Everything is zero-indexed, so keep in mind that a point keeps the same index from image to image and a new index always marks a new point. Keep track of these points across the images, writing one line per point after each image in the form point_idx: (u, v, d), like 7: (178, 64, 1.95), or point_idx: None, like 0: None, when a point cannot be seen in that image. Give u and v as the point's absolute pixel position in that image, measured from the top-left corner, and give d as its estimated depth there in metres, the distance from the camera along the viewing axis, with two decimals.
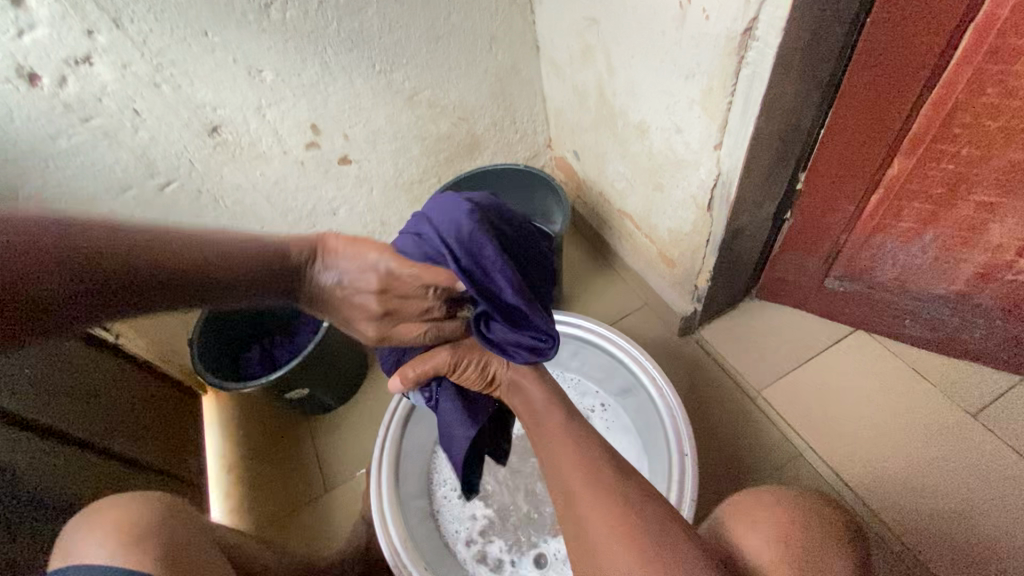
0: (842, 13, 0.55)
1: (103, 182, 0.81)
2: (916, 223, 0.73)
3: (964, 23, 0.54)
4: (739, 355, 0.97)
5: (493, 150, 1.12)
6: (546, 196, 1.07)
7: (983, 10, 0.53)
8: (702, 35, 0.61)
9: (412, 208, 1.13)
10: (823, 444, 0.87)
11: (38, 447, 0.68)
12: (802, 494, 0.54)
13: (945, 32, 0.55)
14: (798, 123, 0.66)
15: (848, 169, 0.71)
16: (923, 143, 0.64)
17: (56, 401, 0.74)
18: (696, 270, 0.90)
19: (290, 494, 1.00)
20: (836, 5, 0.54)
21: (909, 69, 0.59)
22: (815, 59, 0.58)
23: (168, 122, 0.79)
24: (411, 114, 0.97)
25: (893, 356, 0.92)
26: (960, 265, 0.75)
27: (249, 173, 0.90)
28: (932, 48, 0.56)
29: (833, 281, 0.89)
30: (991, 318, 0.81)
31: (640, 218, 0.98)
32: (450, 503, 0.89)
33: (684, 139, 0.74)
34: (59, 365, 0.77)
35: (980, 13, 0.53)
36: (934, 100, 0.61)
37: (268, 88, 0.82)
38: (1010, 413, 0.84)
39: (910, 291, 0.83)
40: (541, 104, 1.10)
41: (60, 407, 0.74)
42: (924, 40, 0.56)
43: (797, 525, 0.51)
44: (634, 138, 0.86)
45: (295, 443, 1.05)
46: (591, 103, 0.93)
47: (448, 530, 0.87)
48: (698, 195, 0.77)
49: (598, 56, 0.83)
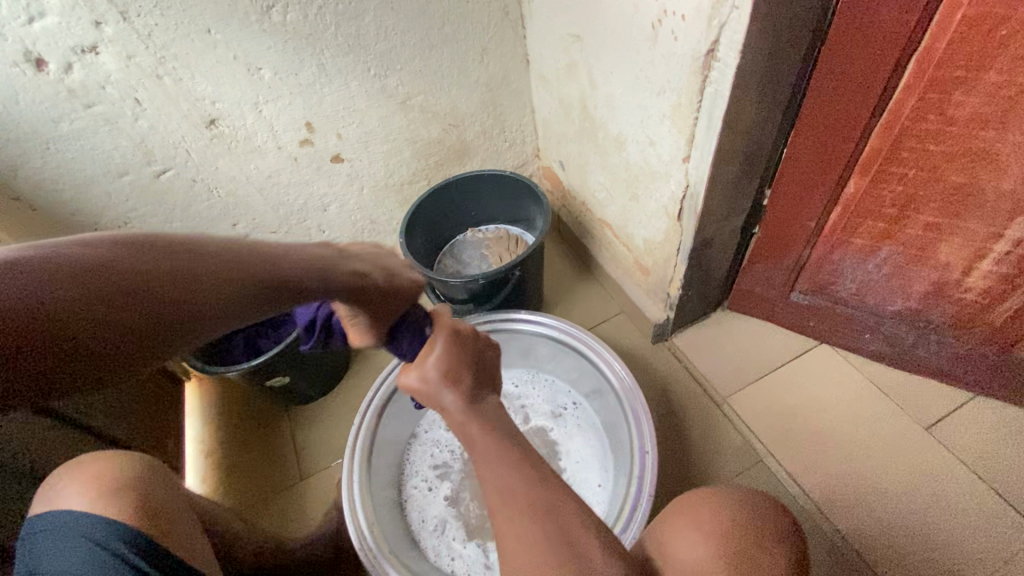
0: (796, 42, 0.59)
1: (101, 166, 0.84)
2: (871, 241, 0.77)
3: (907, 55, 0.59)
4: (707, 363, 1.00)
5: (482, 157, 1.17)
6: (531, 203, 1.12)
7: (922, 45, 0.58)
8: (671, 55, 0.65)
9: (401, 208, 1.17)
10: (782, 450, 0.90)
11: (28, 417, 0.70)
12: (746, 495, 0.56)
13: (890, 62, 0.59)
14: (760, 141, 0.70)
15: (808, 186, 0.75)
16: (875, 164, 0.69)
17: None
18: (668, 278, 0.94)
19: (263, 480, 1.02)
20: (789, 35, 0.58)
21: (860, 95, 0.63)
22: (772, 82, 0.63)
23: (167, 112, 0.83)
24: (403, 118, 1.01)
25: (854, 369, 0.96)
26: (912, 282, 0.80)
27: (243, 166, 0.94)
28: (879, 76, 0.61)
29: (798, 295, 0.93)
30: (944, 335, 0.85)
31: (618, 227, 1.02)
32: (419, 493, 0.92)
33: (657, 152, 0.78)
34: None
35: (919, 47, 0.58)
36: (882, 124, 0.65)
37: (266, 85, 0.86)
38: (959, 428, 0.88)
39: (868, 306, 0.87)
40: (530, 115, 1.14)
41: None
42: (871, 69, 0.61)
43: (735, 528, 0.53)
44: (613, 150, 0.90)
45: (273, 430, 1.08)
46: (575, 116, 0.97)
47: (417, 517, 0.90)
48: (668, 205, 0.81)
49: (581, 71, 0.88)
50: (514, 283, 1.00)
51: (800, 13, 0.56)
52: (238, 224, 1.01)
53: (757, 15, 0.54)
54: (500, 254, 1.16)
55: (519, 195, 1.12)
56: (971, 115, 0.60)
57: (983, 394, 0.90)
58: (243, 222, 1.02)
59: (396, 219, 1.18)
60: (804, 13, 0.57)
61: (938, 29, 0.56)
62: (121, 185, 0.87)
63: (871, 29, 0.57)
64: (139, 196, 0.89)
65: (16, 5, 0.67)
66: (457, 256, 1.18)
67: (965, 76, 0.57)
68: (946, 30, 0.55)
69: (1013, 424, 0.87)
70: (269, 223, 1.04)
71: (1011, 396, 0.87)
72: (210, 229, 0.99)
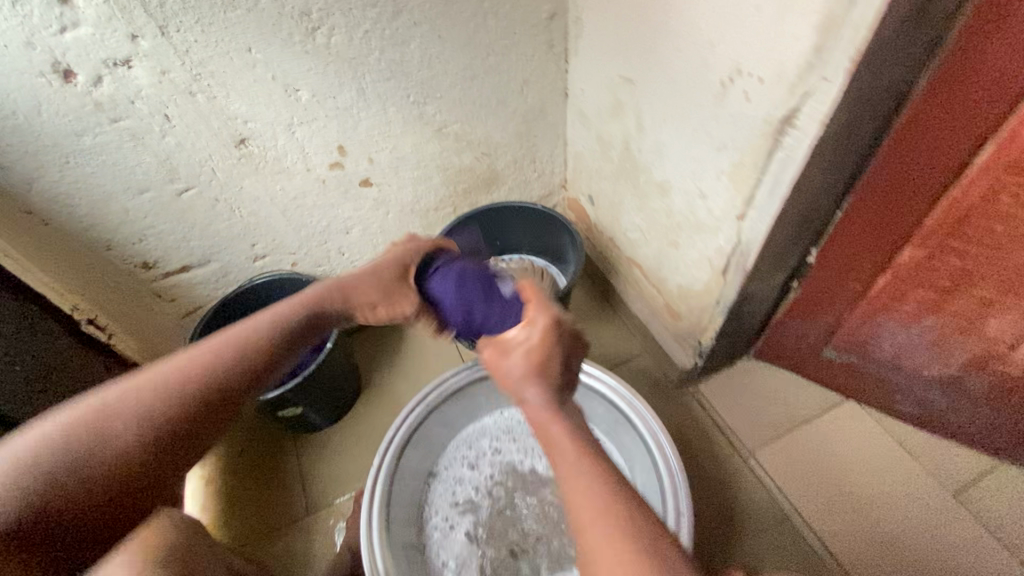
0: (875, 115, 0.58)
1: (122, 182, 0.79)
2: (918, 308, 0.76)
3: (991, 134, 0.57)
4: (734, 413, 0.99)
5: (510, 186, 1.14)
6: (559, 237, 1.09)
7: (1007, 127, 0.57)
8: (740, 115, 0.64)
9: (424, 234, 1.13)
10: (810, 509, 0.89)
11: None
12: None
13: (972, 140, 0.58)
14: (819, 205, 0.69)
15: (862, 250, 0.74)
16: (937, 236, 0.68)
17: None
18: (701, 327, 0.92)
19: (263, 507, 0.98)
20: (871, 109, 0.57)
21: (933, 167, 0.62)
22: (844, 151, 0.61)
23: (197, 130, 0.79)
24: (437, 145, 0.98)
25: (880, 427, 0.95)
26: (954, 351, 0.79)
27: (269, 186, 0.90)
28: (958, 152, 0.60)
29: (831, 351, 0.91)
30: (981, 404, 0.84)
31: (650, 269, 1.00)
32: (438, 536, 0.88)
33: (708, 205, 0.76)
34: None
35: (1007, 127, 0.57)
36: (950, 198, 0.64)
37: (302, 107, 0.82)
38: (987, 495, 0.88)
39: (904, 369, 0.86)
40: (562, 147, 1.12)
41: None
42: (950, 144, 0.59)
43: None
44: (654, 195, 0.88)
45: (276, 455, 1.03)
46: (614, 155, 0.95)
47: (436, 563, 0.86)
48: (714, 258, 0.80)
49: (628, 113, 0.86)
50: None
51: (886, 88, 0.55)
52: (257, 244, 0.97)
53: (847, 90, 0.52)
54: None
55: (548, 228, 1.10)
56: None
57: (1010, 462, 0.90)
58: (262, 243, 0.97)
59: None
60: (889, 88, 0.56)
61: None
62: (140, 201, 0.82)
63: (957, 110, 0.56)
64: (157, 214, 0.85)
65: (49, 14, 0.62)
66: None
67: None
68: None
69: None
70: (289, 243, 1.00)
71: None
72: (228, 249, 0.95)
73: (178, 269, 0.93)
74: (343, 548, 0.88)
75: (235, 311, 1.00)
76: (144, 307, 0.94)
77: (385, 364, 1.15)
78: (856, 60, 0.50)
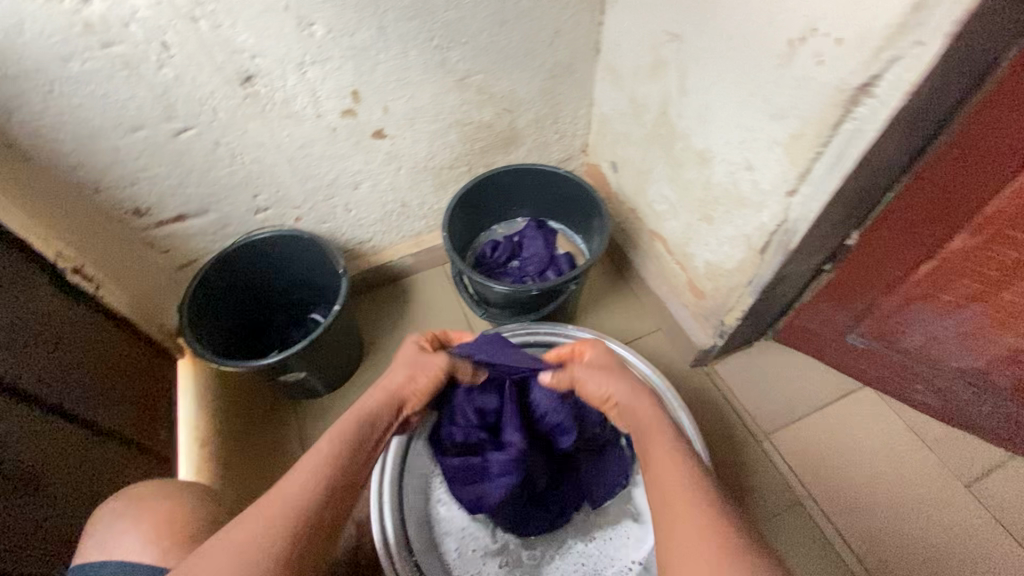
0: (926, 128, 0.58)
1: (112, 117, 0.71)
2: (959, 299, 0.72)
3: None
4: (755, 392, 0.95)
5: (529, 147, 1.07)
6: (578, 202, 0.99)
7: None
8: (807, 80, 0.58)
9: (435, 194, 1.06)
10: (822, 491, 0.87)
11: (10, 411, 0.60)
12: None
13: (1010, 168, 0.57)
14: (874, 186, 0.65)
15: (901, 244, 0.71)
16: (985, 233, 0.64)
17: (30, 361, 0.65)
18: (727, 307, 0.87)
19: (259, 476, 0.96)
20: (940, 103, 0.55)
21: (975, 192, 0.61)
22: (913, 131, 0.58)
23: (198, 63, 0.70)
24: (457, 96, 0.91)
25: (896, 416, 0.92)
26: (987, 346, 0.75)
27: (275, 132, 0.82)
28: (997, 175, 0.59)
29: (856, 337, 0.88)
30: (1001, 397, 0.80)
31: (674, 244, 0.94)
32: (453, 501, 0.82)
33: (754, 179, 0.71)
34: (37, 318, 0.69)
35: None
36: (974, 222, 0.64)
37: (315, 44, 0.74)
38: (999, 484, 0.86)
39: (930, 359, 0.82)
40: (587, 107, 1.04)
41: (34, 369, 0.66)
42: (986, 174, 0.59)
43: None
44: (690, 165, 0.82)
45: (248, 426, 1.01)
46: (648, 119, 0.88)
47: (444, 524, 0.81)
48: (752, 236, 0.75)
49: (669, 73, 0.79)
50: (546, 292, 0.90)
51: (978, 59, 0.50)
52: (259, 195, 0.90)
53: (941, 57, 0.48)
54: (534, 245, 1.02)
55: (567, 195, 1.00)
56: None
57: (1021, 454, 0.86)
58: (265, 194, 0.90)
59: (428, 204, 1.08)
60: (922, 128, 0.58)
61: None
62: (132, 140, 0.75)
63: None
64: (153, 154, 0.77)
65: None
66: (493, 246, 1.03)
67: None
68: None
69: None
70: (293, 196, 0.93)
71: None
72: (227, 198, 0.88)
73: (173, 218, 0.87)
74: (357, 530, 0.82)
75: (229, 270, 0.92)
76: (137, 258, 0.88)
77: (391, 345, 1.10)
78: (960, 23, 0.45)
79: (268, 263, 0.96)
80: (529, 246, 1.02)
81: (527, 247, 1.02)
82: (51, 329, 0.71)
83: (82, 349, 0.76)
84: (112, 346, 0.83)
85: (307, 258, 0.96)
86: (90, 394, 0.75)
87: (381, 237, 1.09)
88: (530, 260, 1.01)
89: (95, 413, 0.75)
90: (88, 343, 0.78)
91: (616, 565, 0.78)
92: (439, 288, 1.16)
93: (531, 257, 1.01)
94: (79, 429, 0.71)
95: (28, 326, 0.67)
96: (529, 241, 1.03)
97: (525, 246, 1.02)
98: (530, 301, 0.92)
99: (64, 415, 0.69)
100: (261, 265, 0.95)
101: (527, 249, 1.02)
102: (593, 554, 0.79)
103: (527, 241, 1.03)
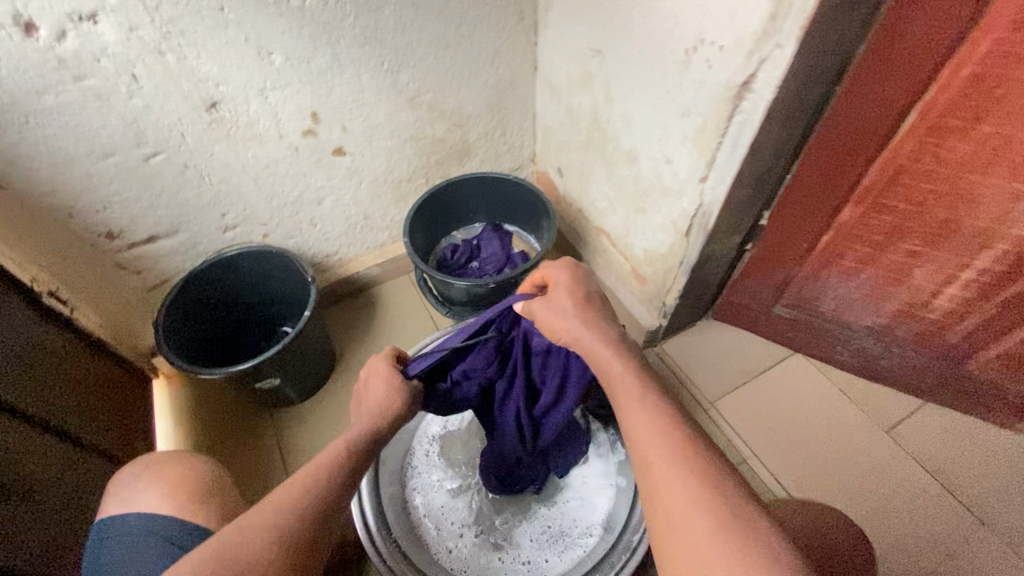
0: (804, 114, 0.69)
1: (85, 145, 0.76)
2: (856, 262, 0.84)
3: (890, 135, 0.69)
4: (699, 366, 1.05)
5: (481, 158, 1.16)
6: (527, 204, 1.08)
7: (906, 123, 0.67)
8: (702, 81, 0.69)
9: (396, 206, 1.14)
10: (765, 448, 0.95)
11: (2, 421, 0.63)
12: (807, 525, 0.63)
13: (875, 141, 0.69)
14: (771, 167, 0.76)
15: (803, 218, 0.82)
16: (867, 198, 0.76)
17: (15, 376, 0.68)
18: (666, 288, 0.97)
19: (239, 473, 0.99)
20: (810, 93, 0.66)
21: (853, 164, 0.73)
22: (793, 118, 0.69)
23: (166, 91, 0.77)
24: (410, 114, 0.99)
25: (825, 376, 1.03)
26: (886, 301, 0.87)
27: (241, 153, 0.88)
28: (866, 148, 0.70)
29: (781, 308, 0.99)
30: (906, 346, 0.91)
31: (617, 237, 1.04)
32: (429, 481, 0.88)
33: (673, 170, 0.81)
34: (19, 336, 0.72)
35: (894, 138, 0.69)
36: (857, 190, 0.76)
37: (275, 71, 0.81)
38: (917, 427, 0.96)
39: (844, 320, 0.94)
40: (531, 120, 1.15)
41: (19, 383, 0.69)
42: (858, 148, 0.71)
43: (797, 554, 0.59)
44: (621, 164, 0.93)
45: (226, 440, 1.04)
46: (583, 126, 0.99)
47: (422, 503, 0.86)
48: (678, 221, 0.85)
49: (596, 84, 0.90)
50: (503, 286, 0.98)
51: (831, 56, 0.62)
52: (227, 214, 0.95)
53: (797, 55, 0.59)
54: (490, 246, 1.10)
55: (517, 198, 1.09)
56: (959, 160, 0.66)
57: (931, 399, 0.97)
58: (233, 212, 0.96)
59: (390, 216, 1.15)
60: (801, 115, 0.69)
61: (920, 115, 0.65)
62: (104, 165, 0.80)
63: (904, 40, 0.59)
64: (125, 179, 0.82)
65: None
66: (453, 250, 1.11)
67: (936, 143, 0.66)
68: (926, 117, 0.65)
69: (978, 435, 0.95)
70: (260, 213, 0.98)
71: (962, 405, 0.96)
72: (196, 218, 0.93)
73: (144, 240, 0.91)
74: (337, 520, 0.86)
75: (201, 287, 0.96)
76: (109, 280, 0.92)
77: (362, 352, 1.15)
78: (805, 28, 0.56)
79: (239, 279, 1.00)
80: (486, 248, 1.10)
81: (485, 249, 1.10)
82: (31, 347, 0.74)
83: (58, 366, 0.78)
84: (85, 364, 0.86)
85: (276, 271, 1.02)
86: (69, 409, 0.77)
87: (346, 250, 1.15)
88: (488, 260, 1.09)
89: (73, 427, 0.77)
90: (63, 361, 0.80)
91: (579, 526, 0.83)
92: (405, 295, 1.22)
93: (489, 257, 1.09)
94: (60, 441, 0.73)
95: (12, 343, 0.70)
96: (486, 242, 1.11)
97: (483, 248, 1.10)
98: (489, 295, 1.00)
99: (46, 428, 0.71)
100: (232, 281, 1.00)
101: (485, 250, 1.10)
102: (557, 517, 0.84)
103: (484, 243, 1.11)
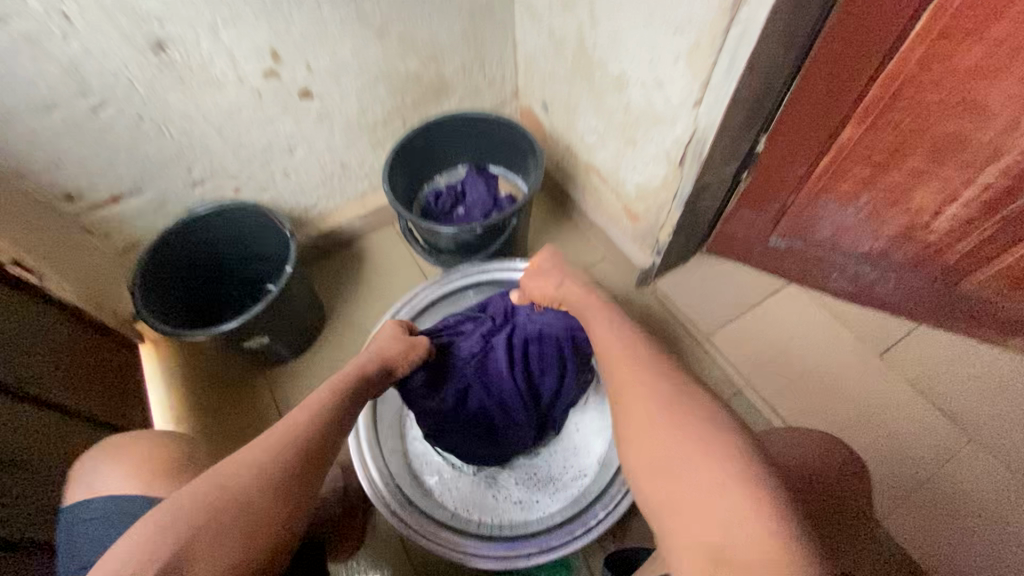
0: (807, 24, 0.64)
1: (23, 97, 0.70)
2: (855, 185, 0.81)
3: (898, 44, 0.63)
4: (694, 301, 1.03)
5: (460, 95, 1.09)
6: (512, 142, 1.02)
7: (914, 29, 0.62)
8: None
9: (374, 152, 1.08)
10: (759, 377, 0.96)
11: None
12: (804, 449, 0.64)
13: (881, 51, 0.64)
14: (770, 86, 0.71)
15: (801, 141, 0.78)
16: (870, 115, 0.71)
17: None
18: (659, 223, 0.93)
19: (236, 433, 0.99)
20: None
21: (856, 79, 0.68)
22: (794, 29, 0.63)
23: (104, 31, 0.69)
24: (380, 49, 0.92)
25: (820, 304, 1.02)
26: (885, 224, 0.84)
27: (199, 100, 0.82)
28: (871, 60, 0.66)
29: (776, 239, 0.96)
30: (902, 269, 0.90)
31: (607, 172, 0.99)
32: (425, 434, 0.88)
33: (664, 95, 0.76)
34: None
35: (901, 46, 0.64)
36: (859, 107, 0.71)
37: (224, 3, 0.73)
38: (909, 349, 0.97)
39: (841, 247, 0.92)
40: (511, 50, 1.07)
41: None
42: (862, 61, 0.66)
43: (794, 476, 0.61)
44: (610, 93, 0.87)
45: (221, 401, 1.03)
46: (568, 52, 0.91)
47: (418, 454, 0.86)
48: (671, 151, 0.81)
49: (580, 4, 0.82)
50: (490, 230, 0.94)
51: None
52: (193, 168, 0.90)
53: None
54: (476, 189, 1.05)
55: (501, 136, 1.03)
56: (971, 67, 0.62)
57: (923, 321, 0.98)
58: (199, 166, 0.90)
59: (368, 163, 1.09)
60: (804, 24, 0.63)
61: (932, 18, 0.60)
62: (48, 120, 0.73)
63: None
64: (74, 134, 0.76)
65: None
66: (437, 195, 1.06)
67: (946, 50, 0.62)
68: (939, 19, 0.60)
69: (968, 353, 0.96)
70: (229, 166, 0.93)
71: (954, 326, 0.96)
72: (160, 174, 0.87)
73: (108, 201, 0.86)
74: (340, 470, 0.87)
75: (175, 248, 0.92)
76: (76, 245, 0.87)
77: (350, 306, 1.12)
78: None
79: (214, 237, 0.96)
80: (471, 191, 1.06)
81: (470, 193, 1.06)
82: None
83: (30, 335, 0.75)
84: (61, 332, 0.82)
85: (252, 227, 0.97)
86: (49, 378, 0.75)
87: (326, 201, 1.10)
88: (474, 204, 1.05)
89: (55, 396, 0.75)
90: (36, 330, 0.77)
91: (573, 469, 0.85)
92: (391, 246, 1.18)
93: (474, 201, 1.05)
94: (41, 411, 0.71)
95: None
96: (471, 186, 1.06)
97: (468, 192, 1.06)
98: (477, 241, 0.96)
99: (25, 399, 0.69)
100: (207, 240, 0.95)
101: (471, 194, 1.06)
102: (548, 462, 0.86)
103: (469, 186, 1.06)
